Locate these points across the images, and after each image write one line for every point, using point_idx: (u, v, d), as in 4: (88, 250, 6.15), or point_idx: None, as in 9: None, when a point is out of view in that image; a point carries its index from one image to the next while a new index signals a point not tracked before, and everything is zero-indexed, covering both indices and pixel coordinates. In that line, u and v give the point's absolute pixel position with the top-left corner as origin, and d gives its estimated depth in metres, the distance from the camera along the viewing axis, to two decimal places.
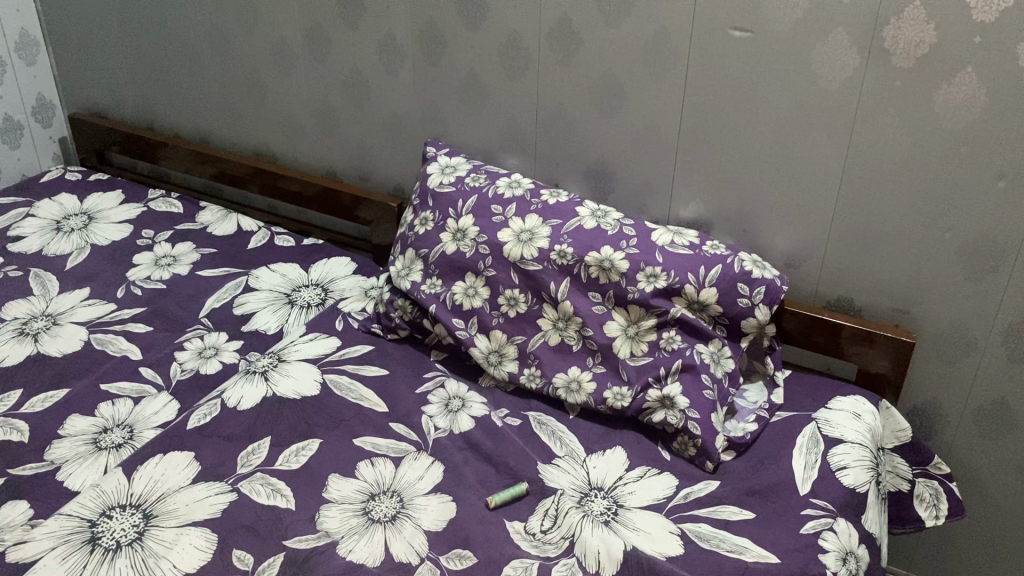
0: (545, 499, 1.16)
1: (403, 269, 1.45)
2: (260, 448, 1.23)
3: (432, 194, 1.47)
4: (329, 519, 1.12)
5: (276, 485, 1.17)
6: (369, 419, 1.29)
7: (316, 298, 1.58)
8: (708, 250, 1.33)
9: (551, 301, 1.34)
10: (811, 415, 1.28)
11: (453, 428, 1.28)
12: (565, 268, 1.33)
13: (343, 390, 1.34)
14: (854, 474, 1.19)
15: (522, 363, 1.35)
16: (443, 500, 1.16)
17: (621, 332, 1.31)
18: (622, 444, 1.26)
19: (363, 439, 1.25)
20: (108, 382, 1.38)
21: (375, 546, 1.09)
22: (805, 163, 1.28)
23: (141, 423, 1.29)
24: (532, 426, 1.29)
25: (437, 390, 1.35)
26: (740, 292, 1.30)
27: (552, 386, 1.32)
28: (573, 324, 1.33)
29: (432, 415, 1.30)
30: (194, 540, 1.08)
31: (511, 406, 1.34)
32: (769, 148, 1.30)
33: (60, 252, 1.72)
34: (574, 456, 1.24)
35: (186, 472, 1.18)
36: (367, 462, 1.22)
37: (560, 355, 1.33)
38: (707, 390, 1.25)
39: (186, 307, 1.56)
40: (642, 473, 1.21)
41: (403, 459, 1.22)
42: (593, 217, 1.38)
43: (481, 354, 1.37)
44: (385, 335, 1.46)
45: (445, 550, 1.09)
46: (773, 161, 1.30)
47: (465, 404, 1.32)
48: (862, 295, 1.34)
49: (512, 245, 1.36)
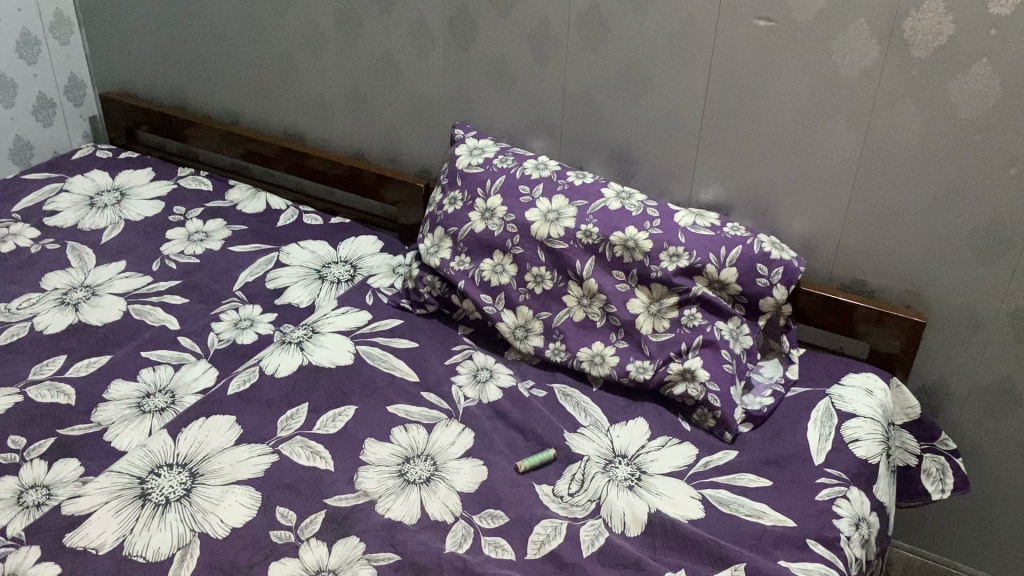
0: (572, 465, 1.22)
1: (432, 247, 1.50)
2: (298, 413, 1.28)
3: (461, 174, 1.52)
4: (368, 479, 1.18)
5: (315, 447, 1.23)
6: (401, 387, 1.35)
7: (345, 274, 1.64)
8: (728, 231, 1.39)
9: (576, 279, 1.39)
10: (825, 390, 1.34)
11: (482, 398, 1.33)
12: (590, 247, 1.39)
13: (376, 361, 1.40)
14: (866, 446, 1.25)
15: (547, 338, 1.40)
16: (475, 464, 1.21)
17: (644, 309, 1.36)
18: (644, 415, 1.31)
19: (397, 407, 1.31)
20: (149, 350, 1.43)
21: (412, 505, 1.15)
22: (823, 148, 1.33)
23: (182, 389, 1.35)
24: (558, 397, 1.34)
25: (465, 361, 1.41)
26: (759, 272, 1.35)
27: (577, 359, 1.37)
28: (598, 301, 1.38)
29: (461, 385, 1.36)
30: (240, 498, 1.14)
31: (536, 378, 1.39)
32: (790, 134, 1.35)
33: (95, 226, 1.77)
34: (598, 425, 1.29)
35: (228, 434, 1.24)
36: (401, 427, 1.27)
37: (584, 331, 1.39)
38: (726, 364, 1.30)
39: (219, 281, 1.61)
40: (663, 442, 1.27)
41: (435, 426, 1.28)
42: (617, 199, 1.43)
43: (508, 328, 1.42)
44: (413, 309, 1.52)
45: (478, 510, 1.15)
46: (792, 147, 1.36)
47: (493, 375, 1.38)
48: (876, 277, 1.39)
49: (539, 224, 1.42)
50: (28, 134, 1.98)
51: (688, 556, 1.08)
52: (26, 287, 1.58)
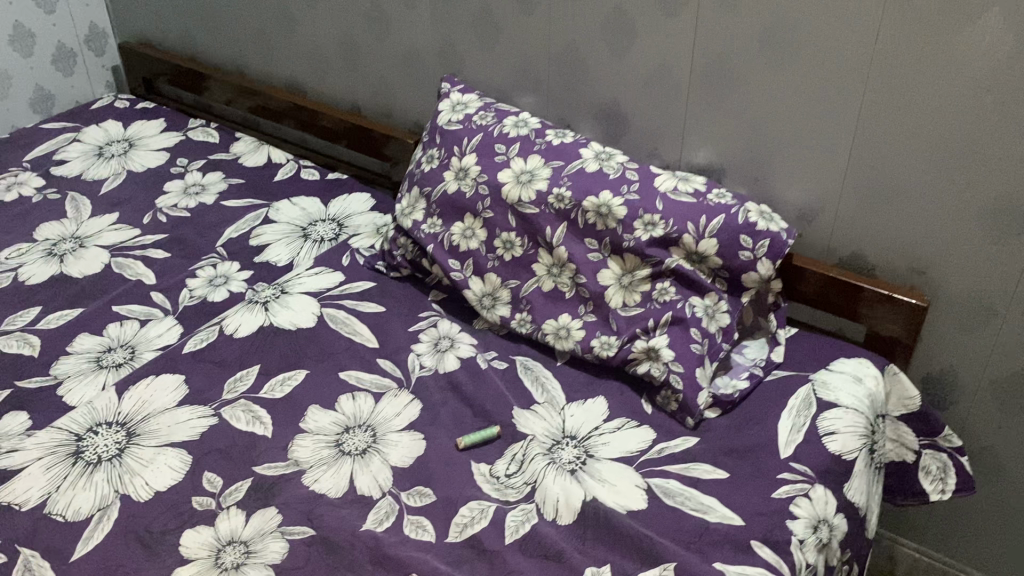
0: (515, 444, 1.15)
1: (407, 207, 1.44)
2: (248, 375, 1.26)
3: (440, 131, 1.45)
4: (301, 448, 1.15)
5: (256, 412, 1.20)
6: (358, 353, 1.30)
7: (330, 233, 1.59)
8: (712, 198, 1.27)
9: (546, 246, 1.31)
10: (808, 376, 1.23)
11: (439, 367, 1.27)
12: (562, 213, 1.30)
13: (338, 325, 1.35)
14: (842, 440, 1.14)
15: (514, 308, 1.32)
16: (414, 438, 1.16)
17: (614, 281, 1.27)
18: (605, 395, 1.23)
19: (349, 373, 1.27)
20: (120, 304, 1.43)
21: (341, 478, 1.11)
22: (818, 109, 1.20)
23: (144, 345, 1.35)
24: (517, 370, 1.27)
25: (429, 329, 1.35)
26: (742, 244, 1.23)
27: (542, 332, 1.29)
28: (567, 271, 1.29)
29: (419, 354, 1.30)
30: (170, 461, 1.13)
31: (501, 349, 1.32)
32: (782, 93, 1.22)
33: (98, 177, 1.78)
34: (553, 403, 1.21)
35: (174, 394, 1.22)
36: (348, 395, 1.23)
37: (552, 302, 1.30)
38: (695, 345, 1.20)
39: (204, 236, 1.60)
40: (619, 424, 1.18)
41: (383, 396, 1.23)
42: (596, 161, 1.33)
43: (475, 296, 1.35)
44: (388, 272, 1.46)
45: (407, 487, 1.10)
46: (785, 107, 1.22)
47: (454, 344, 1.31)
48: (877, 255, 1.26)
49: (511, 186, 1.33)
50: (48, 83, 2.01)
51: (616, 551, 1.00)
52: (19, 237, 1.60)
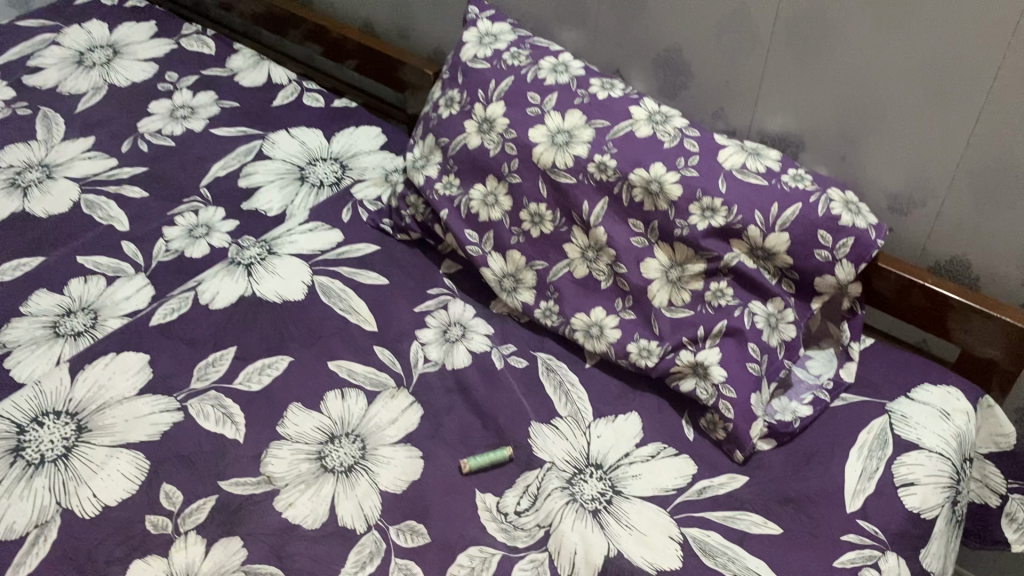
0: (528, 471, 0.97)
1: (420, 160, 1.22)
2: (223, 359, 1.08)
3: (463, 69, 1.21)
4: (276, 461, 0.98)
5: (229, 408, 1.03)
6: (352, 338, 1.11)
7: (331, 176, 1.38)
8: (786, 182, 1.04)
9: (582, 226, 1.09)
10: (885, 405, 1.02)
11: (446, 362, 1.08)
12: (604, 186, 1.08)
13: (332, 299, 1.16)
14: (922, 494, 0.94)
15: (539, 294, 1.12)
16: (411, 456, 0.99)
17: (661, 274, 1.06)
18: (639, 410, 1.04)
19: (339, 363, 1.09)
20: (85, 254, 1.24)
21: (321, 503, 0.94)
22: (932, 88, 0.93)
23: (108, 309, 1.16)
24: (538, 371, 1.08)
25: (438, 311, 1.15)
26: (818, 242, 1.01)
27: (569, 327, 1.09)
28: (605, 257, 1.08)
29: (424, 343, 1.11)
30: (123, 467, 0.96)
31: (520, 342, 1.12)
32: (889, 59, 0.94)
33: (76, 90, 1.56)
34: (576, 418, 1.02)
35: (135, 379, 1.05)
36: (337, 393, 1.05)
37: (584, 291, 1.10)
38: (752, 363, 0.99)
39: (188, 172, 1.39)
40: (653, 452, 0.99)
41: (377, 396, 1.05)
42: (648, 123, 1.09)
43: (494, 277, 1.14)
44: (394, 234, 1.25)
45: (398, 520, 0.93)
46: (889, 78, 0.96)
47: (465, 333, 1.12)
48: (984, 262, 1.03)
49: (544, 148, 1.10)
50: None
51: None
52: None
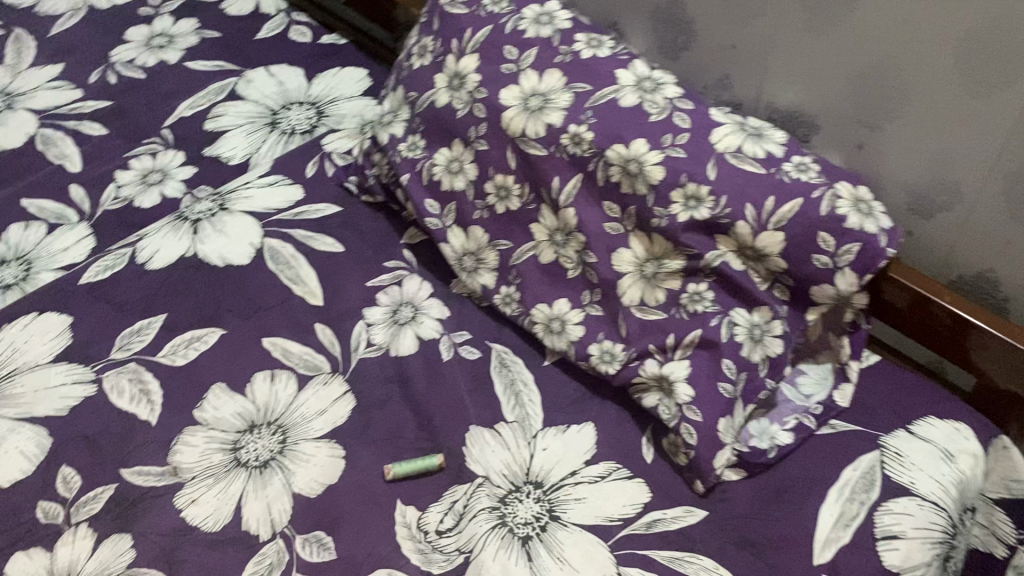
0: (457, 485, 0.87)
1: (388, 115, 1.09)
2: (150, 328, 0.99)
3: (440, 13, 1.06)
4: (186, 450, 0.89)
5: (147, 385, 0.94)
6: (292, 313, 1.01)
7: (304, 123, 1.26)
8: (787, 172, 0.88)
9: (551, 204, 0.96)
10: (879, 437, 0.89)
11: (390, 349, 0.98)
12: (577, 161, 0.93)
13: (279, 266, 1.05)
14: (907, 550, 0.80)
15: (500, 278, 1.00)
16: (333, 455, 0.89)
17: (634, 268, 0.92)
18: (595, 421, 0.92)
19: (274, 341, 0.98)
20: (30, 197, 1.16)
21: (226, 502, 0.86)
22: (962, 75, 0.76)
23: (43, 261, 1.08)
24: (491, 366, 0.96)
25: (391, 288, 1.03)
26: (817, 245, 0.85)
27: (529, 319, 0.97)
28: (574, 243, 0.95)
29: (370, 324, 1.00)
30: (22, 444, 0.89)
31: (476, 330, 1.00)
32: (913, 36, 0.78)
33: (53, 10, 1.46)
34: (523, 425, 0.91)
35: (52, 344, 0.97)
36: (266, 374, 0.95)
37: (549, 279, 0.97)
38: (724, 383, 0.86)
39: (153, 110, 1.28)
40: (603, 472, 0.88)
41: (308, 382, 0.95)
42: (635, 91, 0.94)
43: (453, 255, 1.02)
44: (358, 195, 1.13)
45: (306, 530, 0.84)
46: (913, 58, 0.79)
47: (416, 316, 1.00)
48: (1015, 283, 0.87)
49: (514, 113, 0.95)
50: None
51: None
52: None
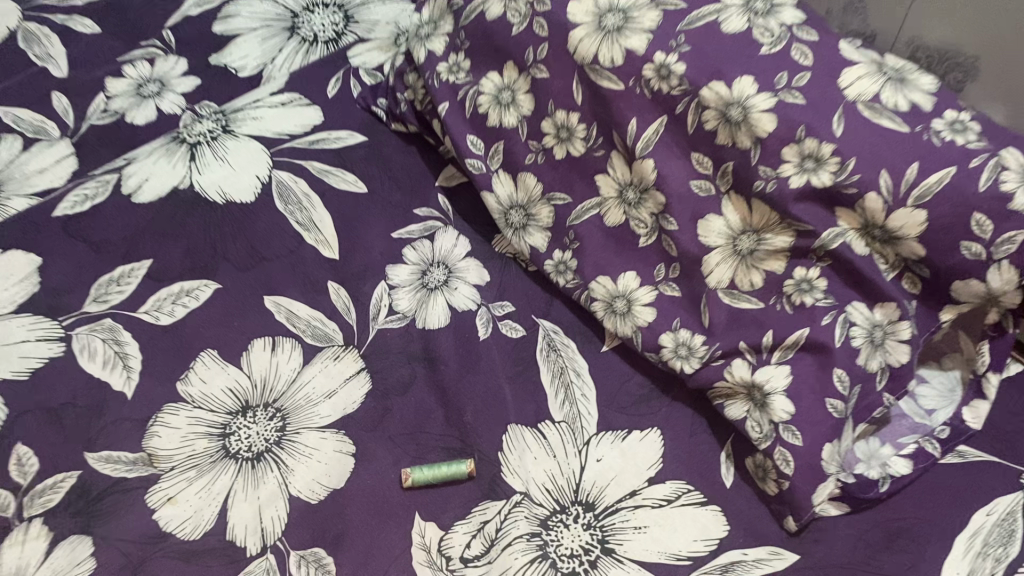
0: (489, 501, 0.71)
1: (426, 26, 0.88)
2: (132, 276, 0.83)
3: None
4: (164, 433, 0.74)
5: (125, 347, 0.78)
6: (302, 267, 0.84)
7: (330, 30, 1.03)
8: (938, 132, 0.63)
9: (624, 152, 0.75)
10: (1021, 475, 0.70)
11: (417, 320, 0.81)
12: (662, 101, 0.71)
13: (290, 205, 0.86)
14: None
15: (554, 239, 0.81)
16: (340, 452, 0.74)
17: (726, 241, 0.72)
18: (663, 428, 0.75)
19: (277, 300, 0.82)
20: (4, 103, 0.98)
21: (208, 503, 0.71)
22: None
23: (16, 184, 0.91)
24: (537, 348, 0.79)
25: (421, 242, 0.86)
26: (971, 231, 0.63)
27: (588, 294, 0.80)
28: (651, 203, 0.75)
29: (394, 287, 0.83)
30: None
31: (521, 301, 0.83)
32: None
33: None
34: (573, 427, 0.74)
35: (16, 290, 0.81)
36: (266, 341, 0.79)
37: (615, 246, 0.79)
38: (832, 400, 0.67)
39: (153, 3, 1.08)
40: (670, 495, 0.71)
41: (315, 356, 0.79)
42: (744, 11, 0.69)
43: (497, 206, 0.84)
44: (387, 122, 0.93)
45: (302, 546, 0.70)
46: None
47: (449, 280, 0.83)
48: None
49: (585, 33, 0.73)
50: None
51: None
52: None
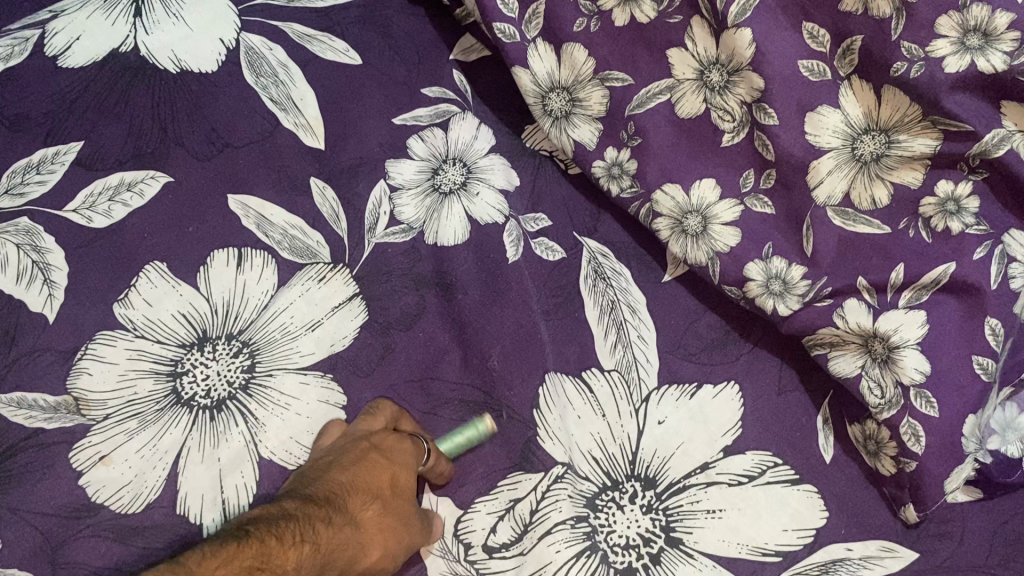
0: (522, 472, 0.57)
1: None
2: (57, 162, 0.63)
3: None
4: (94, 372, 0.57)
5: (45, 254, 0.60)
6: (281, 161, 0.65)
7: None
8: None
9: (710, 18, 0.56)
10: None
11: (429, 234, 0.64)
12: None
13: (265, 78, 0.67)
14: None
15: (608, 134, 0.63)
16: (326, 402, 0.59)
17: (846, 144, 0.54)
18: (743, 382, 0.59)
19: (247, 202, 0.63)
20: None
21: (151, 464, 0.56)
22: None
23: None
24: (582, 271, 0.63)
25: (434, 132, 0.67)
26: None
27: (649, 207, 0.62)
28: (744, 89, 0.56)
29: (400, 190, 0.65)
30: None
31: (560, 213, 0.65)
32: None
33: None
34: (627, 379, 0.59)
35: None
36: (233, 253, 0.62)
37: (688, 145, 0.60)
38: (981, 357, 0.51)
39: None
40: (752, 470, 0.56)
41: (296, 276, 0.62)
42: None
43: (535, 87, 0.65)
44: None
45: None
46: None
47: (468, 182, 0.65)
48: None
49: None
50: None
51: None
52: None
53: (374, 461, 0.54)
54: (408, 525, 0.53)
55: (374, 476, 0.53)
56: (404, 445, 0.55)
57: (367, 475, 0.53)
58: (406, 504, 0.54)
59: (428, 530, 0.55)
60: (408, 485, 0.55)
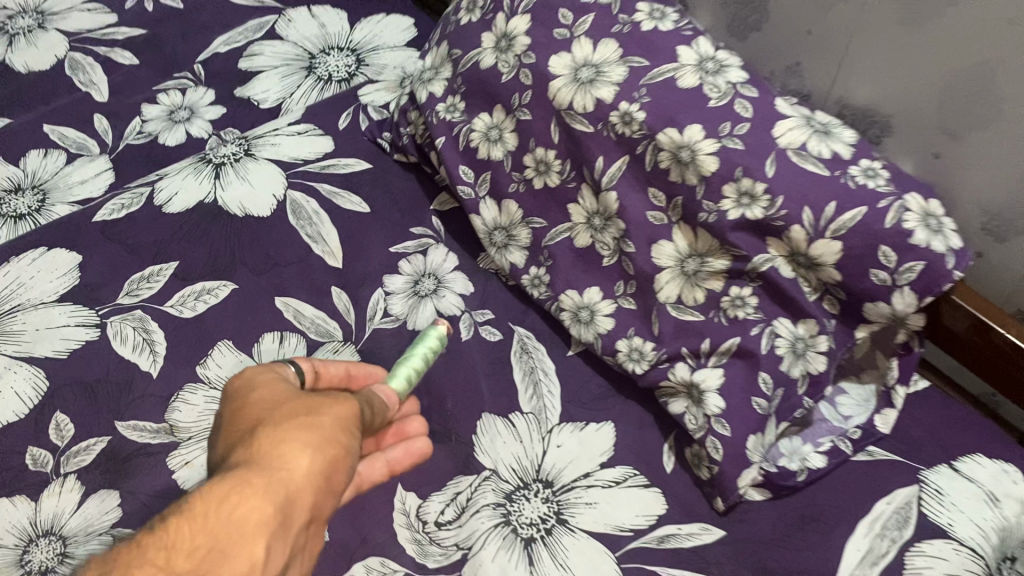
0: (463, 476, 0.84)
1: (429, 72, 1.00)
2: (161, 274, 0.94)
3: None
4: (185, 408, 0.85)
5: (151, 334, 0.90)
6: (310, 273, 0.96)
7: (344, 69, 1.17)
8: (853, 177, 0.75)
9: (592, 184, 0.88)
10: (919, 471, 0.81)
11: (408, 321, 0.93)
12: (625, 142, 0.83)
13: (301, 219, 0.99)
14: None
15: (531, 257, 0.95)
16: None
17: (675, 263, 0.84)
18: (616, 424, 0.87)
19: (288, 301, 0.94)
20: (52, 123, 1.11)
21: None
22: None
23: (59, 192, 1.04)
24: (512, 348, 0.93)
25: (416, 257, 0.98)
26: (877, 259, 0.73)
27: (557, 304, 0.92)
28: (613, 229, 0.88)
29: (390, 293, 0.95)
30: (19, 385, 0.86)
31: (500, 310, 0.96)
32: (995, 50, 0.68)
33: None
34: (539, 418, 0.87)
35: (59, 283, 0.93)
36: (276, 334, 0.91)
37: (583, 264, 0.92)
38: (757, 398, 0.80)
39: (188, 41, 1.22)
40: (619, 478, 0.83)
41: (320, 347, 0.91)
42: (695, 72, 0.82)
43: (484, 227, 0.97)
44: (391, 152, 1.06)
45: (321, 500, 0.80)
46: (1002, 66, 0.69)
47: (438, 290, 0.96)
48: None
49: (563, 83, 0.86)
50: None
51: None
52: None
53: (239, 412, 0.62)
54: (305, 416, 0.61)
55: (246, 421, 0.62)
56: (244, 401, 0.63)
57: (235, 435, 0.61)
58: (294, 408, 0.62)
59: (331, 410, 0.63)
60: (276, 399, 0.63)
